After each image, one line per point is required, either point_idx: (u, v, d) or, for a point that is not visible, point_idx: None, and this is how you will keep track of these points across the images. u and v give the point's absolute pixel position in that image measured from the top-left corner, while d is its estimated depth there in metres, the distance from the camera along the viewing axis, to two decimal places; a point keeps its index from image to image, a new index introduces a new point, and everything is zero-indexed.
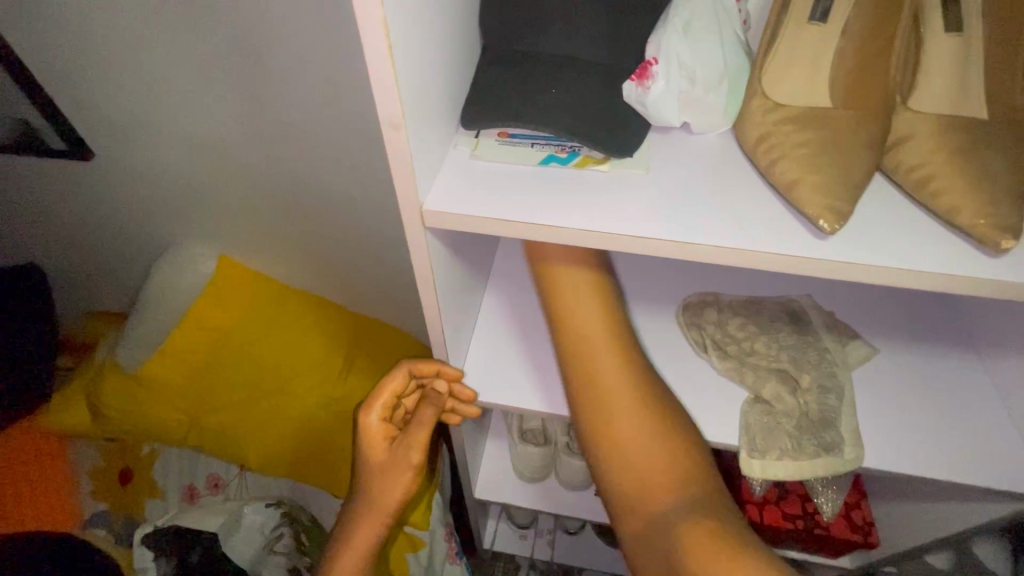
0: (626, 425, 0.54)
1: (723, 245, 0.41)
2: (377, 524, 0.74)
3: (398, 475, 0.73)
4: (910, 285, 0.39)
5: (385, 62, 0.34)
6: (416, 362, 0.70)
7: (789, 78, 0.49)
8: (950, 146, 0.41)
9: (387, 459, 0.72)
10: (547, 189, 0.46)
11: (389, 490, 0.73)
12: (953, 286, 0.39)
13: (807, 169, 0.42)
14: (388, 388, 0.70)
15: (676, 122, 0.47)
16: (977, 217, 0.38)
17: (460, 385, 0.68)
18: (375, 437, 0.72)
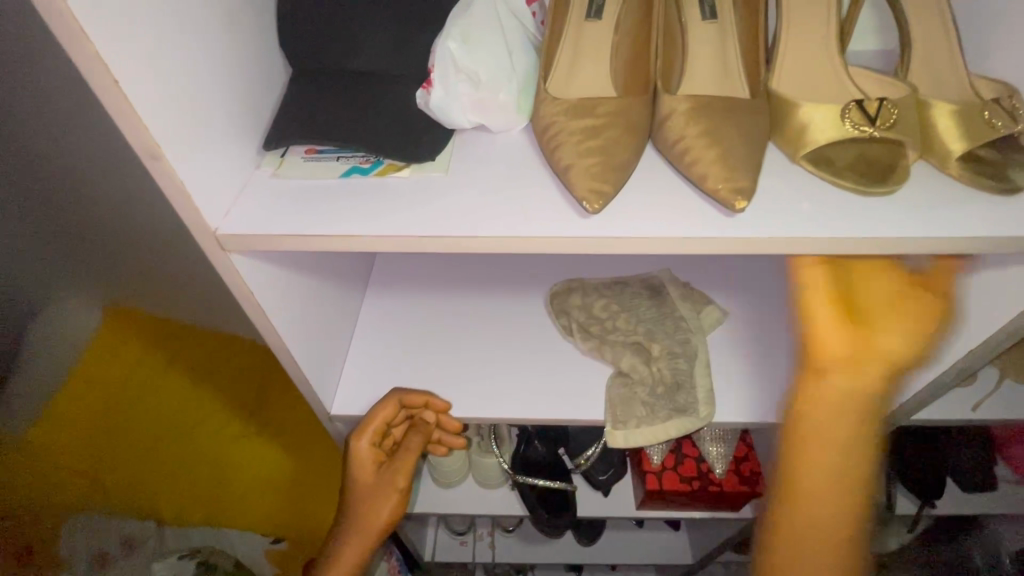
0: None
1: (510, 233, 0.44)
2: (359, 548, 0.68)
3: (384, 497, 0.70)
4: (680, 250, 0.43)
5: (117, 95, 0.36)
6: (406, 392, 0.70)
7: (575, 71, 0.54)
8: (704, 118, 0.46)
9: (373, 483, 0.71)
10: (350, 198, 0.48)
11: (379, 509, 0.70)
12: (714, 246, 0.42)
13: (579, 154, 0.45)
14: (378, 417, 0.68)
15: (467, 123, 0.50)
16: (717, 183, 0.43)
17: (447, 416, 0.70)
18: (365, 461, 0.70)
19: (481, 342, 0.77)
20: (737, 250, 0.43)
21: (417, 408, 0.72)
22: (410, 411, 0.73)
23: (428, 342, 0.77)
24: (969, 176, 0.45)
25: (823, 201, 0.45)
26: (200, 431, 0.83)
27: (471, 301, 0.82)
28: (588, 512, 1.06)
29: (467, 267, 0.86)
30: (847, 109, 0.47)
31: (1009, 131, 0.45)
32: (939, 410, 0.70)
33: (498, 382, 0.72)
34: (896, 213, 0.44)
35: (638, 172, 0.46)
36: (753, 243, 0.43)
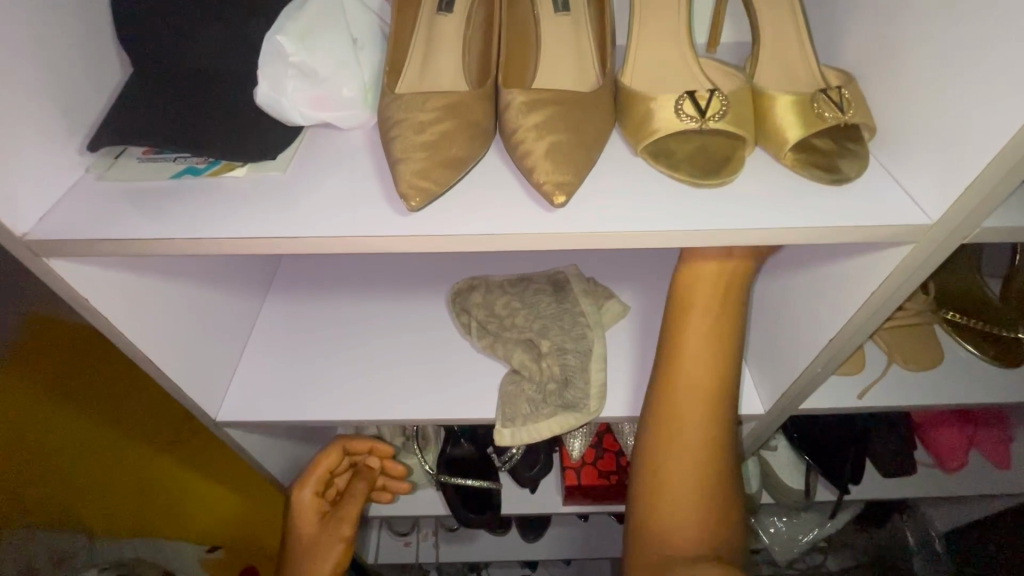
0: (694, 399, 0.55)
1: (337, 234, 0.43)
2: None
3: (329, 547, 0.79)
4: (511, 247, 0.42)
5: None
6: (350, 441, 0.89)
7: (426, 63, 0.53)
8: (539, 110, 0.45)
9: (317, 534, 0.80)
10: (181, 200, 0.46)
11: (320, 560, 0.77)
12: (543, 242, 0.42)
13: (409, 150, 0.44)
14: (322, 464, 0.84)
15: (305, 119, 0.48)
16: (542, 177, 0.42)
17: (390, 460, 0.91)
18: (307, 511, 0.82)
19: (380, 343, 0.76)
20: (569, 247, 0.43)
21: (361, 455, 0.91)
22: (354, 458, 0.91)
23: (325, 343, 0.76)
24: (801, 166, 0.45)
25: (658, 195, 0.44)
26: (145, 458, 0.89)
27: (374, 300, 0.81)
28: (517, 509, 1.05)
29: (371, 266, 0.84)
30: (681, 101, 0.47)
31: (837, 121, 0.46)
32: (827, 397, 0.71)
33: (394, 384, 0.72)
34: (727, 205, 0.44)
35: (474, 169, 0.45)
36: (582, 238, 0.42)
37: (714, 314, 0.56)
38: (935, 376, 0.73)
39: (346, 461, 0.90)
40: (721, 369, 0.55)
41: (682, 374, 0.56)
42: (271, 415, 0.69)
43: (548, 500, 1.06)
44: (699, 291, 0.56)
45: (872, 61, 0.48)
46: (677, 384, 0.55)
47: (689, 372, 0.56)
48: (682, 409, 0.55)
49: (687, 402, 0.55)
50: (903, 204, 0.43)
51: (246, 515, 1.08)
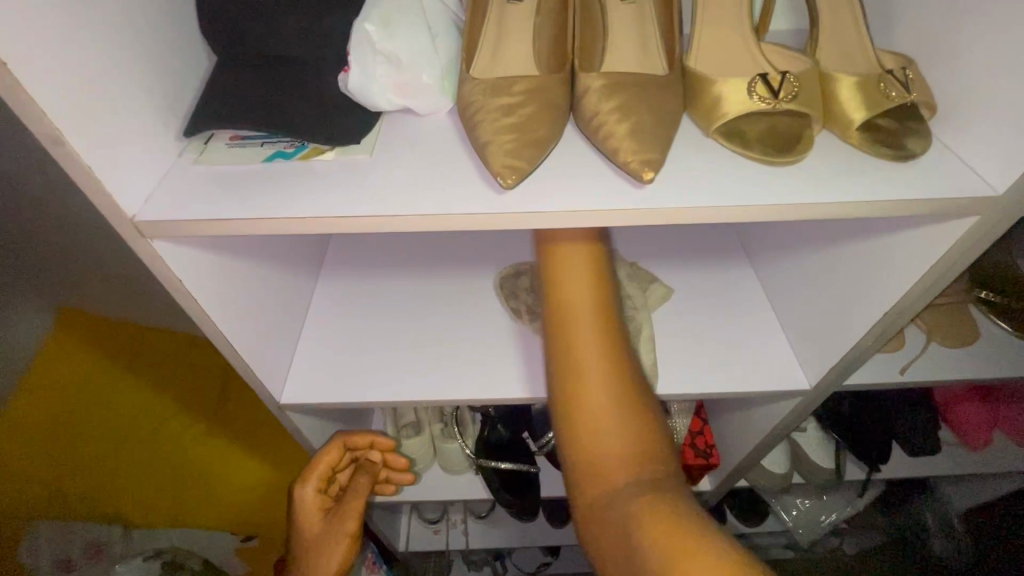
0: (586, 333, 0.59)
1: (431, 213, 0.45)
2: None
3: (335, 545, 0.78)
4: (598, 223, 0.44)
5: (21, 92, 0.35)
6: (350, 435, 0.85)
7: (498, 52, 0.55)
8: (619, 94, 0.47)
9: (321, 532, 0.79)
10: (274, 182, 0.48)
11: (328, 557, 0.78)
12: (629, 218, 0.44)
13: (497, 133, 0.46)
14: (321, 463, 0.80)
15: (390, 105, 0.50)
16: (628, 156, 0.44)
17: (391, 454, 0.88)
18: (309, 509, 0.80)
19: (431, 327, 0.78)
20: (652, 222, 0.45)
21: (363, 449, 0.87)
22: (354, 453, 0.86)
23: (378, 328, 0.78)
24: (868, 144, 0.47)
25: (735, 173, 0.46)
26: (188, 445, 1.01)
27: (422, 285, 0.83)
28: (552, 491, 1.08)
29: (418, 253, 0.86)
30: (753, 83, 0.49)
31: (902, 100, 0.48)
32: (870, 374, 0.73)
33: (448, 366, 0.74)
34: (800, 181, 0.46)
35: (555, 150, 0.47)
36: (666, 214, 0.44)
37: (592, 283, 0.61)
38: (971, 352, 0.76)
39: (347, 454, 0.86)
40: (602, 304, 0.61)
41: (576, 314, 0.60)
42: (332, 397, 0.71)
43: None
44: (570, 280, 0.61)
45: (930, 44, 0.50)
46: (578, 320, 0.59)
47: (580, 318, 0.59)
48: (580, 343, 0.58)
49: (578, 338, 0.58)
50: (968, 178, 0.46)
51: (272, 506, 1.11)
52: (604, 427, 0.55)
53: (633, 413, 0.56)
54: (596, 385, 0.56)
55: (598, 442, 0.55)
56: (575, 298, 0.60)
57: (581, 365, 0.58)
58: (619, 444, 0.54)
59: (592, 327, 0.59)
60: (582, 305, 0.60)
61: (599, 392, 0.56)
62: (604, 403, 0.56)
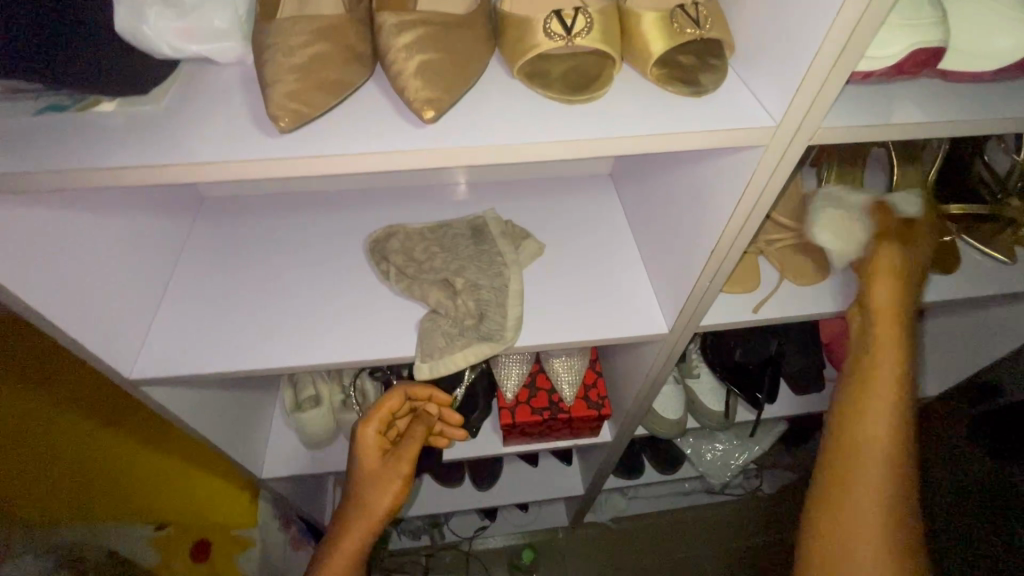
0: (873, 424, 0.56)
1: (215, 161, 0.43)
2: (366, 527, 0.78)
3: (389, 484, 0.80)
4: (389, 164, 0.43)
5: None
6: (411, 386, 0.87)
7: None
8: (410, 33, 0.46)
9: (378, 469, 0.81)
10: (49, 137, 0.45)
11: (383, 494, 0.79)
12: (418, 157, 0.43)
13: (279, 74, 0.44)
14: (385, 406, 0.83)
15: (172, 50, 0.47)
16: (413, 93, 0.43)
17: (446, 411, 0.91)
18: (371, 448, 0.82)
19: (298, 293, 0.76)
20: (446, 161, 0.44)
21: (422, 400, 0.89)
22: (415, 404, 0.90)
23: (245, 295, 0.76)
24: (664, 79, 0.48)
25: (533, 110, 0.46)
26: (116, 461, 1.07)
27: (293, 253, 0.80)
28: (461, 453, 1.09)
29: (291, 222, 0.84)
30: (548, 22, 0.47)
31: (696, 36, 0.48)
32: (727, 314, 0.76)
33: (314, 332, 0.72)
34: (596, 117, 0.46)
35: (352, 94, 0.46)
36: (457, 152, 0.44)
37: (896, 347, 0.57)
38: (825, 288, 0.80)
39: (408, 405, 0.89)
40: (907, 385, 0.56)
41: (856, 444, 0.56)
42: (188, 371, 0.68)
43: (490, 442, 1.10)
44: (879, 364, 0.58)
45: None
46: (857, 424, 0.56)
47: (861, 444, 0.56)
48: (866, 448, 0.55)
49: (873, 443, 0.55)
50: (752, 109, 0.47)
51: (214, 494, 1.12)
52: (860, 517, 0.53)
53: (903, 502, 0.54)
54: (864, 482, 0.54)
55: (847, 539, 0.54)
56: (875, 420, 0.56)
57: (853, 461, 0.56)
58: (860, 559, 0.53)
59: (888, 421, 0.55)
60: (878, 441, 0.55)
61: (866, 501, 0.54)
62: (876, 476, 0.54)
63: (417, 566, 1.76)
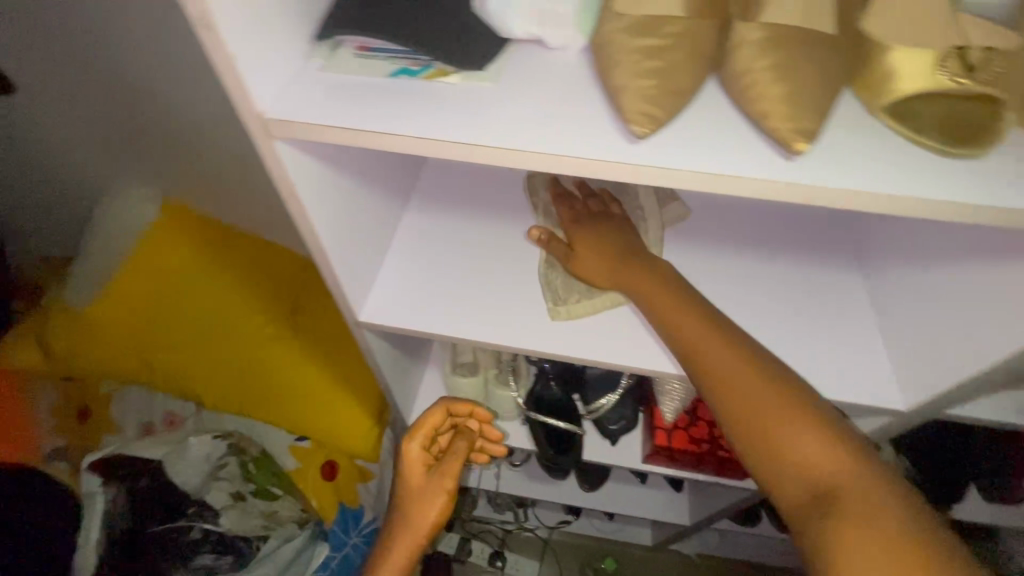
0: (739, 373, 0.52)
1: (556, 155, 0.43)
2: (413, 542, 0.81)
3: (434, 499, 0.82)
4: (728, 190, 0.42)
5: None
6: (453, 402, 0.87)
7: None
8: (780, 52, 0.42)
9: (422, 485, 0.83)
10: (397, 99, 0.47)
11: (428, 509, 0.82)
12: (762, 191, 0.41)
13: (636, 76, 0.42)
14: (427, 423, 0.84)
15: (526, 35, 0.47)
16: (781, 122, 0.40)
17: (488, 425, 0.90)
18: (415, 464, 0.84)
19: (512, 273, 0.78)
20: (783, 199, 0.42)
21: (463, 416, 0.90)
22: (456, 419, 0.90)
23: (463, 262, 0.79)
24: None
25: (891, 158, 0.42)
26: (276, 352, 1.30)
27: (511, 230, 0.82)
28: (595, 456, 1.08)
29: (510, 198, 0.85)
30: (944, 57, 0.41)
31: None
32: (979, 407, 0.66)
33: (525, 316, 0.74)
34: (971, 181, 0.41)
35: (694, 106, 0.44)
36: (799, 195, 0.41)
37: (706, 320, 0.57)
38: None
39: (450, 420, 0.89)
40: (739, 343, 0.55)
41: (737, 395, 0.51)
42: (409, 327, 0.72)
43: (628, 455, 1.08)
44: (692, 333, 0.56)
45: None
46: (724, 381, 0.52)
47: (743, 403, 0.51)
48: (713, 355, 0.54)
49: (704, 341, 0.55)
50: None
51: (345, 410, 1.26)
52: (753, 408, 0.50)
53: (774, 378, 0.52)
54: (749, 376, 0.52)
55: (737, 409, 0.51)
56: (728, 370, 0.53)
57: (717, 365, 0.53)
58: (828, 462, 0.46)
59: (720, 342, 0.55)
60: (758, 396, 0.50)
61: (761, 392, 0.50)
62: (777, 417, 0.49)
63: (493, 538, 1.80)
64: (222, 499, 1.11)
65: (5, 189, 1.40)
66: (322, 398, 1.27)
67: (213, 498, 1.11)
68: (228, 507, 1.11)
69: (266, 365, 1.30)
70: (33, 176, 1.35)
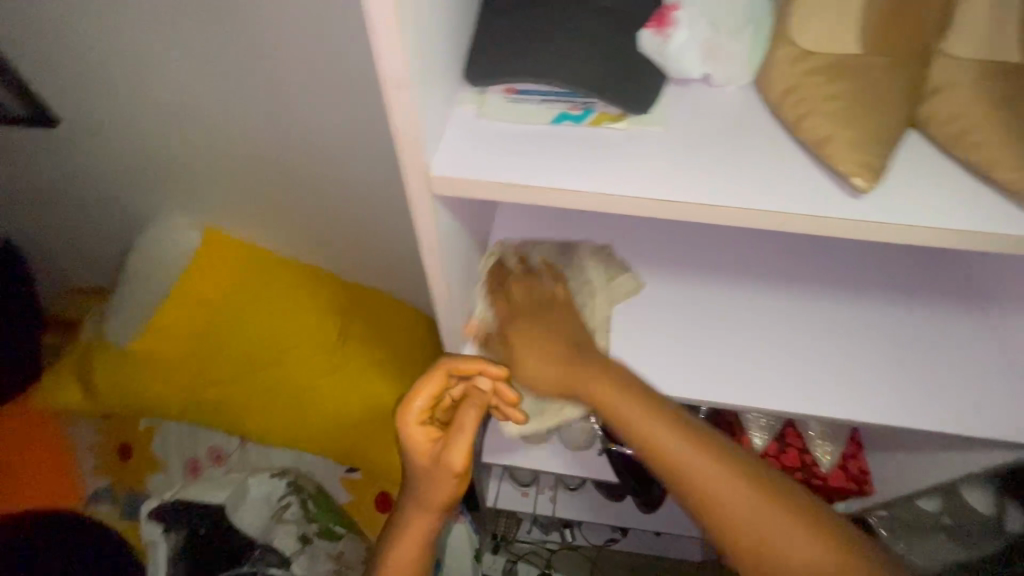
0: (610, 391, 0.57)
1: (755, 209, 0.40)
2: (425, 519, 0.66)
3: (443, 479, 0.62)
4: (944, 242, 0.39)
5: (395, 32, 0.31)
6: (456, 361, 0.60)
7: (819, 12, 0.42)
8: (994, 93, 0.39)
9: (430, 462, 0.62)
10: (561, 147, 0.44)
11: (439, 486, 0.63)
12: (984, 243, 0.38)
13: (843, 124, 0.39)
14: (427, 389, 0.61)
15: (698, 75, 0.44)
16: (1014, 172, 0.37)
17: (505, 385, 0.60)
18: (418, 441, 0.62)
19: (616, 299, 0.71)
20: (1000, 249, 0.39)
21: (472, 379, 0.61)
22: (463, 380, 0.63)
23: None
24: None
25: None
26: (334, 383, 1.24)
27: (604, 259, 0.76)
28: None
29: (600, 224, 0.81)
30: None
31: None
32: None
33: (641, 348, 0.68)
34: None
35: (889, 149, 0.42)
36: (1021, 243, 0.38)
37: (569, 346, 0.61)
38: None
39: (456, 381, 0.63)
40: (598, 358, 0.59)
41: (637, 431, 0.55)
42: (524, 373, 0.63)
43: None
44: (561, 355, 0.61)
45: None
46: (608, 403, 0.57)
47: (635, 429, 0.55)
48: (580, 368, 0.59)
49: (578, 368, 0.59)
50: None
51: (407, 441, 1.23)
52: (741, 519, 0.51)
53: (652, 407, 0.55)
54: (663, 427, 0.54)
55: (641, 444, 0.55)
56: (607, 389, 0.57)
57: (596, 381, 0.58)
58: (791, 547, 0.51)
59: (674, 431, 0.54)
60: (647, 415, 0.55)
61: (726, 482, 0.52)
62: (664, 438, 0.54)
63: (539, 559, 1.71)
64: (291, 545, 1.06)
65: (41, 222, 1.35)
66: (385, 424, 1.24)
67: (281, 544, 1.06)
68: (296, 551, 1.06)
69: (323, 396, 1.24)
70: (72, 210, 1.31)
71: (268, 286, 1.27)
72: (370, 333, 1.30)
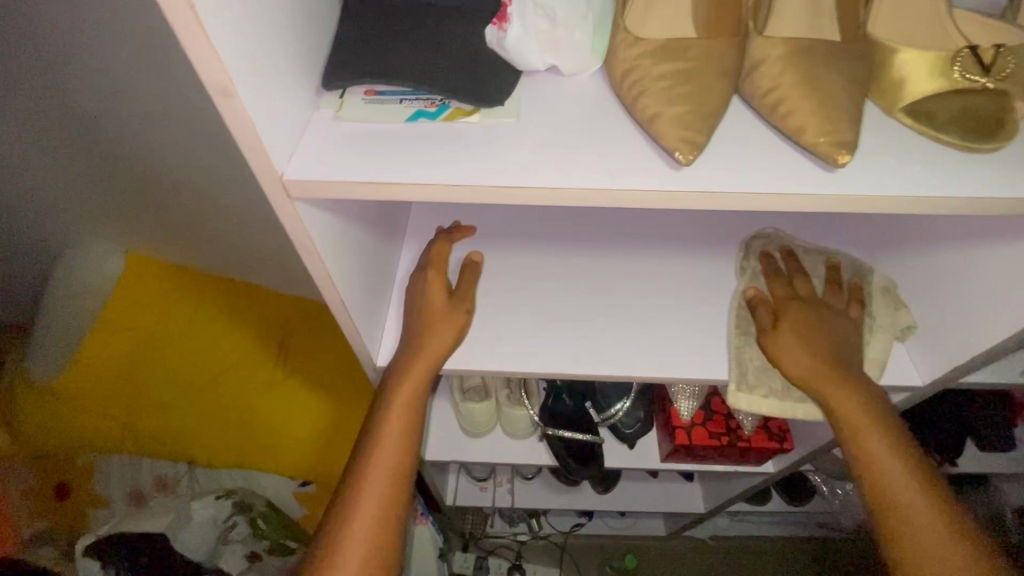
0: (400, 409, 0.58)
1: (598, 187, 0.42)
2: (395, 445, 0.57)
3: (450, 326, 0.61)
4: (772, 205, 0.41)
5: (204, 40, 0.32)
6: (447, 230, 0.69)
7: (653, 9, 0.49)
8: (799, 67, 0.43)
9: (444, 312, 0.62)
10: (418, 143, 0.45)
11: (443, 332, 0.61)
12: (807, 203, 0.41)
13: (669, 103, 0.42)
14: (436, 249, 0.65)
15: (541, 66, 0.47)
16: (818, 136, 0.41)
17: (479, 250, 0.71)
18: (433, 298, 0.62)
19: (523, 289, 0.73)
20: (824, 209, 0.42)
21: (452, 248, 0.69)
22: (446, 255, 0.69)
23: None
24: None
25: (916, 153, 0.43)
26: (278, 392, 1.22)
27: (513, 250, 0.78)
28: (615, 463, 1.07)
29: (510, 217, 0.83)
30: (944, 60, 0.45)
31: None
32: (995, 375, 0.67)
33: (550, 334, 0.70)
34: (995, 174, 0.42)
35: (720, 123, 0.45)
36: (839, 201, 0.41)
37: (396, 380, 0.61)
38: None
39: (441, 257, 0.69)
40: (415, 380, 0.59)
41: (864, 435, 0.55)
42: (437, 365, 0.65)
43: (649, 456, 1.08)
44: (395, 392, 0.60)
45: None
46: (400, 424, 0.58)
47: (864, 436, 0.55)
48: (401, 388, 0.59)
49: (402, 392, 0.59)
50: None
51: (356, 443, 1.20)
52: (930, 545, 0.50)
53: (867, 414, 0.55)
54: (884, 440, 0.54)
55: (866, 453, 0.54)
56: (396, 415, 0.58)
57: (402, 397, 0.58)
58: (942, 551, 0.50)
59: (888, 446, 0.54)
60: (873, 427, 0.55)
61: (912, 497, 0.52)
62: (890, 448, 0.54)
63: (508, 551, 1.73)
64: (237, 564, 1.06)
65: None
66: (330, 430, 1.20)
67: (228, 563, 1.06)
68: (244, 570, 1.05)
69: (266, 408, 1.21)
70: None
71: (201, 306, 1.26)
72: (312, 341, 1.29)
